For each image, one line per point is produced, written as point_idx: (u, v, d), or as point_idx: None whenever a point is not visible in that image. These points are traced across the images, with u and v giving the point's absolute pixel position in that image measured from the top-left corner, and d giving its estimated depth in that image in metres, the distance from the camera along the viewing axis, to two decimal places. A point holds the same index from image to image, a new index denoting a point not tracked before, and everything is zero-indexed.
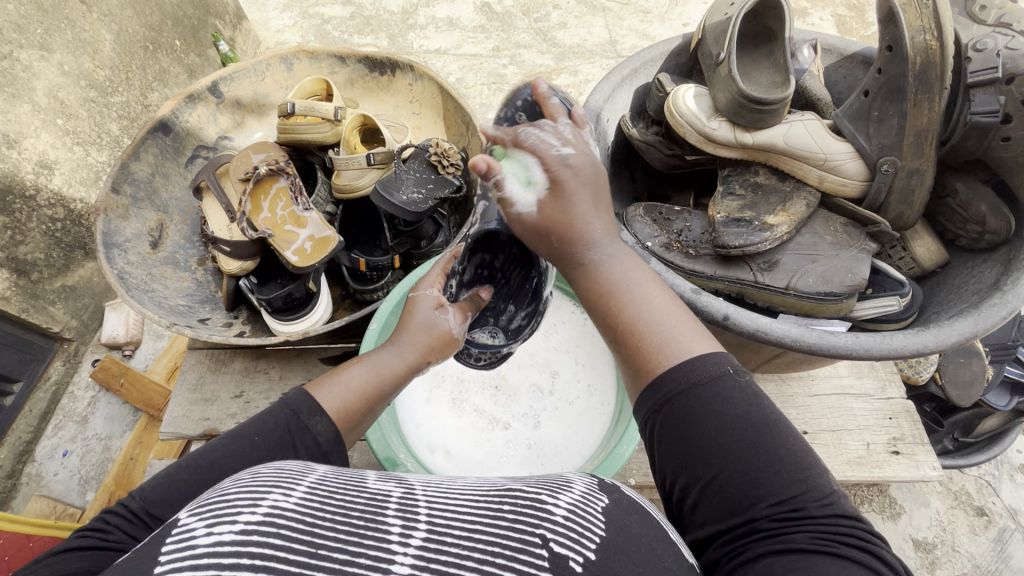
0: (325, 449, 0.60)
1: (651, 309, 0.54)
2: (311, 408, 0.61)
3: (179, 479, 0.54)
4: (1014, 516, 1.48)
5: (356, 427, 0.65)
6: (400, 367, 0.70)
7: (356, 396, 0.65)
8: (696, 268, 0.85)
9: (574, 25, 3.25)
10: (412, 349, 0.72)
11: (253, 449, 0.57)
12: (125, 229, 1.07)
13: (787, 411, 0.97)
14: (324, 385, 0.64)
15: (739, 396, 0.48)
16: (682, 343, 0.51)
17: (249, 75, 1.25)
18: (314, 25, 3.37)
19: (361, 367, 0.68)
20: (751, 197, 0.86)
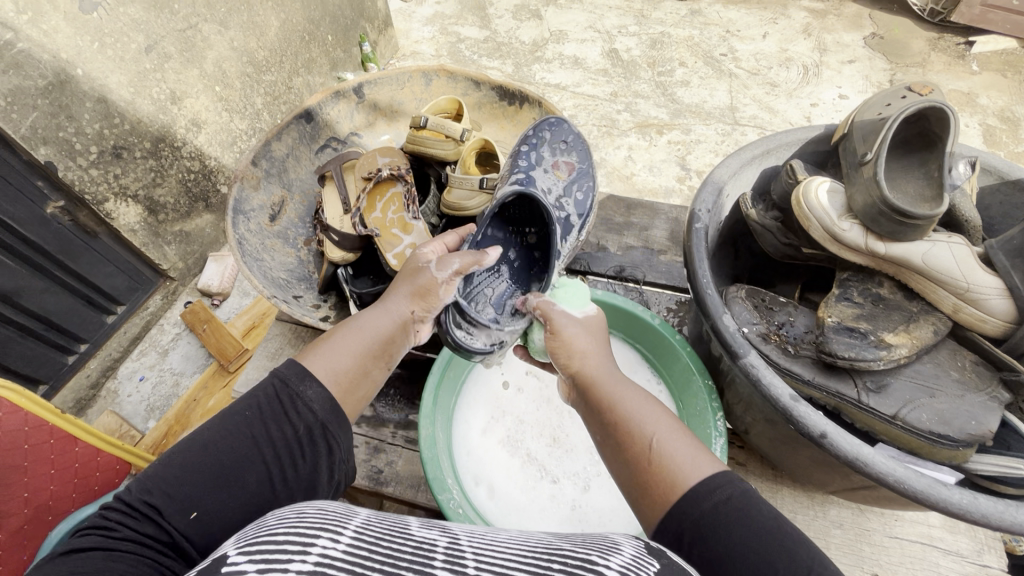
0: (319, 415, 0.65)
1: (664, 430, 0.62)
2: (300, 374, 0.67)
3: (174, 462, 0.58)
4: None
5: (352, 396, 0.70)
6: (390, 326, 0.76)
7: (350, 361, 0.71)
8: (793, 368, 0.80)
9: (697, 85, 3.24)
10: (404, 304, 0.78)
11: (247, 426, 0.62)
12: (253, 199, 1.17)
13: (860, 545, 0.88)
14: (313, 357, 0.69)
15: (737, 505, 0.54)
16: (697, 465, 0.58)
17: (391, 83, 1.35)
18: (450, 41, 3.60)
19: (354, 340, 0.73)
20: (870, 308, 0.81)
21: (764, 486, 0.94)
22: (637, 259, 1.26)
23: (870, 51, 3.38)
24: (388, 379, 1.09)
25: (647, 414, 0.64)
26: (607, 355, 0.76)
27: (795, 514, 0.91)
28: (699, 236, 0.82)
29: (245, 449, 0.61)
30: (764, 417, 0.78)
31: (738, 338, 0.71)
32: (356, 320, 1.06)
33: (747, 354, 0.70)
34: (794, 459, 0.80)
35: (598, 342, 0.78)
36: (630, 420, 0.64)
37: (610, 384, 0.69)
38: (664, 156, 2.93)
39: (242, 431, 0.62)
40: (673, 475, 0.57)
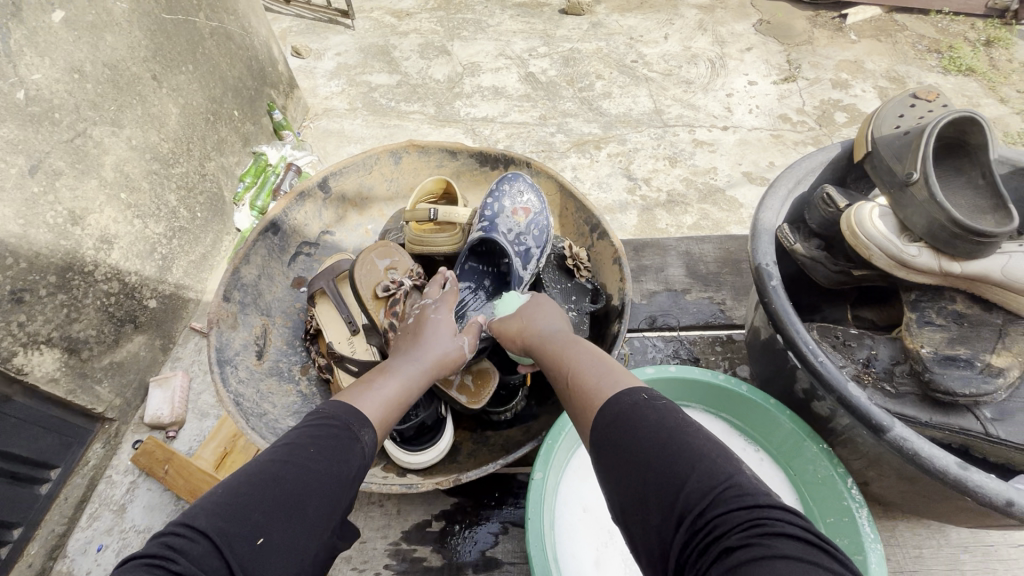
0: (365, 457, 0.62)
1: (588, 366, 0.69)
2: (360, 420, 0.65)
3: (243, 486, 0.52)
4: None
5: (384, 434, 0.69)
6: (421, 380, 0.77)
7: (390, 409, 0.70)
8: (907, 412, 0.75)
9: (619, 95, 3.31)
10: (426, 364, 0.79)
11: (308, 458, 0.57)
12: (234, 339, 0.98)
13: (989, 565, 0.85)
14: (361, 401, 0.68)
15: (658, 416, 0.57)
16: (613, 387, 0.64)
17: (356, 170, 1.20)
18: (362, 92, 3.44)
19: (390, 379, 0.74)
20: (958, 329, 0.78)
21: (878, 526, 0.89)
22: (663, 304, 1.19)
23: (762, 37, 3.63)
24: (447, 514, 0.94)
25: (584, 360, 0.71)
26: (555, 326, 0.82)
27: (921, 549, 0.86)
28: (778, 295, 0.77)
29: (306, 484, 0.55)
30: (894, 475, 0.72)
31: (877, 410, 0.65)
32: (397, 460, 0.89)
33: (892, 427, 0.64)
34: (929, 505, 0.75)
35: (549, 317, 0.84)
36: (574, 370, 0.69)
37: (555, 349, 0.76)
38: (609, 169, 2.94)
39: (304, 464, 0.56)
40: (593, 397, 0.64)
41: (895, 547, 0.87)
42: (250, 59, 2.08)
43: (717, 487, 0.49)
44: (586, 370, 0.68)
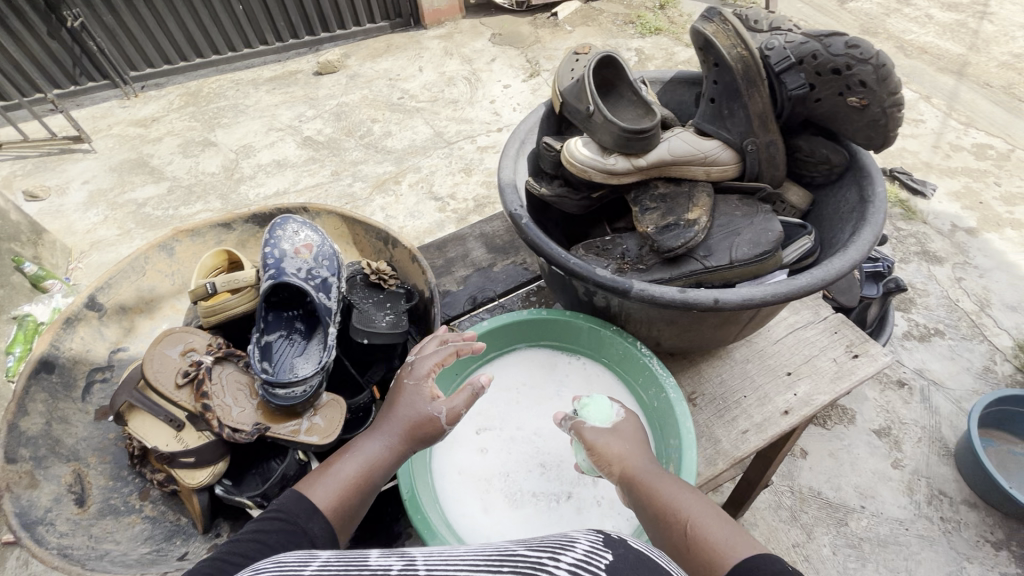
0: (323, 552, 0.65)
1: (705, 518, 0.65)
2: (309, 511, 0.67)
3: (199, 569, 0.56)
4: (920, 373, 2.15)
5: (347, 521, 0.71)
6: (388, 455, 0.76)
7: (346, 490, 0.71)
8: (656, 277, 0.96)
9: (398, 131, 3.49)
10: (394, 433, 0.77)
11: (264, 554, 0.60)
12: (40, 498, 0.87)
13: (767, 363, 1.10)
14: (315, 487, 0.70)
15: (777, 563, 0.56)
16: (733, 547, 0.61)
17: (127, 275, 1.13)
18: (130, 211, 3.14)
19: (348, 459, 0.74)
20: (665, 204, 1.01)
21: (691, 374, 1.10)
22: (478, 282, 1.32)
23: (500, 47, 4.10)
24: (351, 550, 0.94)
25: (689, 504, 0.68)
26: (650, 460, 0.77)
27: (722, 374, 1.09)
28: (531, 229, 0.93)
29: None
30: (664, 323, 0.91)
31: (617, 278, 0.84)
32: None
33: (632, 285, 0.83)
34: (700, 336, 0.96)
35: (634, 448, 0.78)
36: (686, 527, 0.65)
37: (654, 491, 0.71)
38: (415, 198, 3.08)
39: (263, 562, 0.59)
40: (715, 558, 0.60)
41: (706, 383, 1.08)
42: None
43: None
44: (693, 514, 0.66)
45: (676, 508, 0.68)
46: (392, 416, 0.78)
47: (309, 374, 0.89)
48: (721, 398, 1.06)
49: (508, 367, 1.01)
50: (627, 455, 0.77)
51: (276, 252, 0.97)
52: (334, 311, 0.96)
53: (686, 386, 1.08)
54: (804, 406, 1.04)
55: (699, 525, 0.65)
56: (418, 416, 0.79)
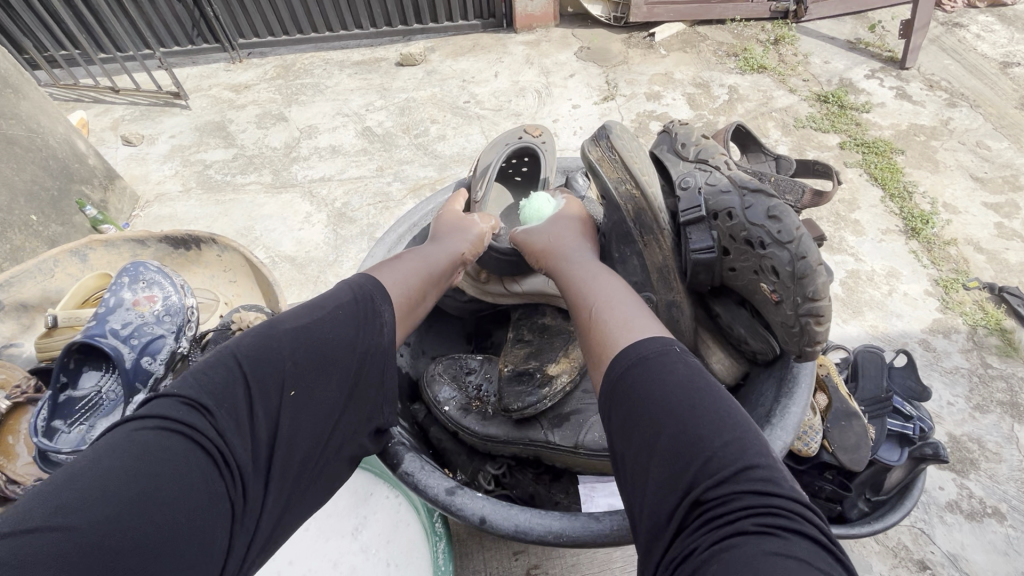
0: (383, 307, 0.85)
1: (620, 308, 0.77)
2: (378, 286, 0.87)
3: (271, 341, 0.73)
4: (955, 562, 1.62)
5: (411, 296, 0.92)
6: (439, 258, 0.99)
7: (409, 276, 0.94)
8: (492, 431, 0.82)
9: (452, 136, 3.43)
10: (450, 244, 1.03)
11: (326, 325, 0.77)
12: None
13: None
14: (383, 271, 0.92)
15: (681, 375, 0.63)
16: (634, 328, 0.72)
17: (32, 276, 1.16)
18: (196, 171, 3.38)
19: (412, 252, 0.98)
20: (537, 343, 0.86)
21: None
22: None
23: (583, 62, 3.81)
24: None
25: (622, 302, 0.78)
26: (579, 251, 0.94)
27: None
28: None
29: (323, 345, 0.75)
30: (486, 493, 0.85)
31: None
32: None
33: (404, 464, 0.87)
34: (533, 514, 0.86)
35: (579, 244, 0.96)
36: (608, 313, 0.76)
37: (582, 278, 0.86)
38: None
39: (322, 327, 0.76)
40: (617, 337, 0.72)
41: None
42: None
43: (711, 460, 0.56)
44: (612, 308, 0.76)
45: (599, 306, 0.79)
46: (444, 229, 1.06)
47: None
48: None
49: (339, 490, 1.15)
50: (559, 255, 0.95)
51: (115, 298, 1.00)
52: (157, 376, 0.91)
53: None
54: None
55: (618, 313, 0.76)
56: (466, 242, 1.04)
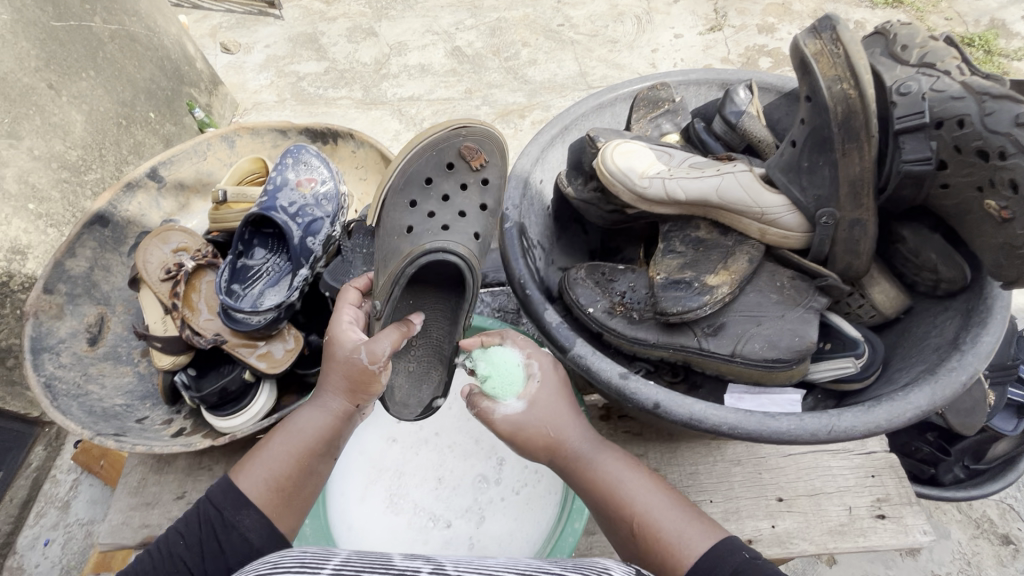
0: (257, 543, 0.62)
1: (654, 505, 0.60)
2: (236, 505, 0.63)
3: (172, 545, 0.61)
4: None
5: (292, 495, 0.67)
6: (326, 419, 0.72)
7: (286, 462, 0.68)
8: (639, 336, 0.80)
9: (544, 61, 3.28)
10: (335, 397, 0.72)
11: (184, 550, 0.60)
12: (59, 329, 1.04)
13: (760, 476, 0.89)
14: (245, 475, 0.66)
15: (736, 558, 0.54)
16: (692, 535, 0.57)
17: (190, 157, 1.25)
18: (290, 83, 3.43)
19: (286, 433, 0.70)
20: (693, 254, 0.82)
21: (663, 449, 0.93)
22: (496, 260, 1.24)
23: None
24: None
25: (634, 491, 0.62)
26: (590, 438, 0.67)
27: (695, 466, 0.91)
28: (511, 234, 0.81)
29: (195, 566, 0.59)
30: None
31: (563, 330, 0.69)
32: (212, 424, 0.96)
33: (573, 345, 0.68)
34: None
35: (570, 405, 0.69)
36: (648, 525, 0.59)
37: (607, 477, 0.64)
38: (532, 137, 2.94)
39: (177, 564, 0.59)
40: (678, 560, 0.55)
41: (674, 467, 0.91)
42: (160, 60, 2.03)
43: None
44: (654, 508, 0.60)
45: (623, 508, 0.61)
46: (324, 384, 0.73)
47: (267, 308, 0.92)
48: (682, 490, 0.89)
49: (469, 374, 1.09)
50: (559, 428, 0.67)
51: (280, 178, 0.96)
52: (313, 255, 0.96)
53: (649, 459, 0.93)
54: (775, 545, 0.84)
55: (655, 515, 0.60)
56: (354, 368, 0.71)
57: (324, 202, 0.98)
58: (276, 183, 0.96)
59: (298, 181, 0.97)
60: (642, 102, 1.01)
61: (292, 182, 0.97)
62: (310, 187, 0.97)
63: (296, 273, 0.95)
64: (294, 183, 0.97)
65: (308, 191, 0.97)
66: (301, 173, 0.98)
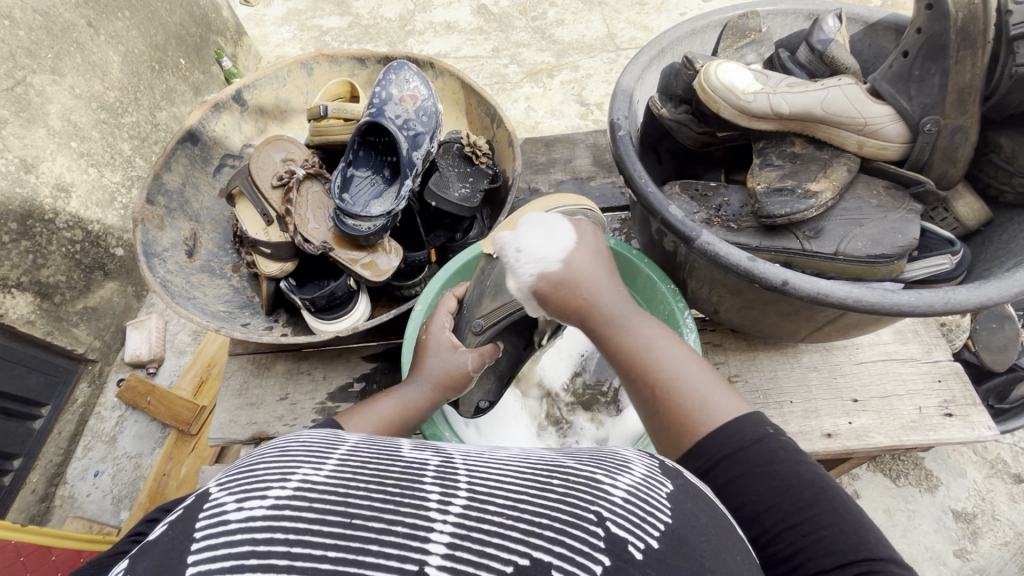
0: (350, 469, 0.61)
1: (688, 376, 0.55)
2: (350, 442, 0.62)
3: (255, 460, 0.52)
4: None
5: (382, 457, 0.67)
6: (423, 401, 0.73)
7: (384, 427, 0.67)
8: (741, 240, 0.85)
9: (571, 21, 2.75)
10: (431, 384, 0.74)
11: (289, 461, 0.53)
12: (162, 239, 1.07)
13: (836, 380, 0.96)
14: (355, 419, 0.66)
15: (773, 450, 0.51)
16: (718, 403, 0.53)
17: (271, 82, 1.26)
18: (314, 36, 2.84)
19: (390, 399, 0.71)
20: (791, 166, 0.85)
21: (743, 356, 1.00)
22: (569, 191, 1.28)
23: None
24: (367, 376, 1.07)
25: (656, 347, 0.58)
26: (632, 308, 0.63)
27: (776, 371, 0.98)
28: (625, 141, 0.86)
29: None
30: (724, 292, 0.84)
31: (687, 223, 0.76)
32: (315, 327, 1.01)
33: (699, 235, 0.75)
34: (763, 319, 0.86)
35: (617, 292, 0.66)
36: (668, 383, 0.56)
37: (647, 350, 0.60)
38: (563, 99, 2.54)
39: None
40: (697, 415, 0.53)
41: (755, 372, 0.98)
42: (191, 6, 2.06)
43: (797, 518, 0.48)
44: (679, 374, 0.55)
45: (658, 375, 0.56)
46: (420, 367, 0.76)
47: (376, 215, 0.96)
48: (763, 392, 0.96)
49: None
50: (591, 284, 0.65)
51: (384, 94, 1.02)
52: (416, 169, 1.00)
53: (730, 365, 1.00)
54: (852, 438, 0.92)
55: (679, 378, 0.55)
56: (453, 369, 0.77)
57: (426, 116, 1.02)
58: (380, 99, 1.02)
59: (401, 97, 1.02)
60: (731, 31, 1.04)
61: (395, 98, 1.02)
62: (412, 102, 1.02)
63: (401, 184, 0.99)
64: (396, 99, 1.02)
65: (410, 106, 1.02)
66: (403, 91, 1.03)
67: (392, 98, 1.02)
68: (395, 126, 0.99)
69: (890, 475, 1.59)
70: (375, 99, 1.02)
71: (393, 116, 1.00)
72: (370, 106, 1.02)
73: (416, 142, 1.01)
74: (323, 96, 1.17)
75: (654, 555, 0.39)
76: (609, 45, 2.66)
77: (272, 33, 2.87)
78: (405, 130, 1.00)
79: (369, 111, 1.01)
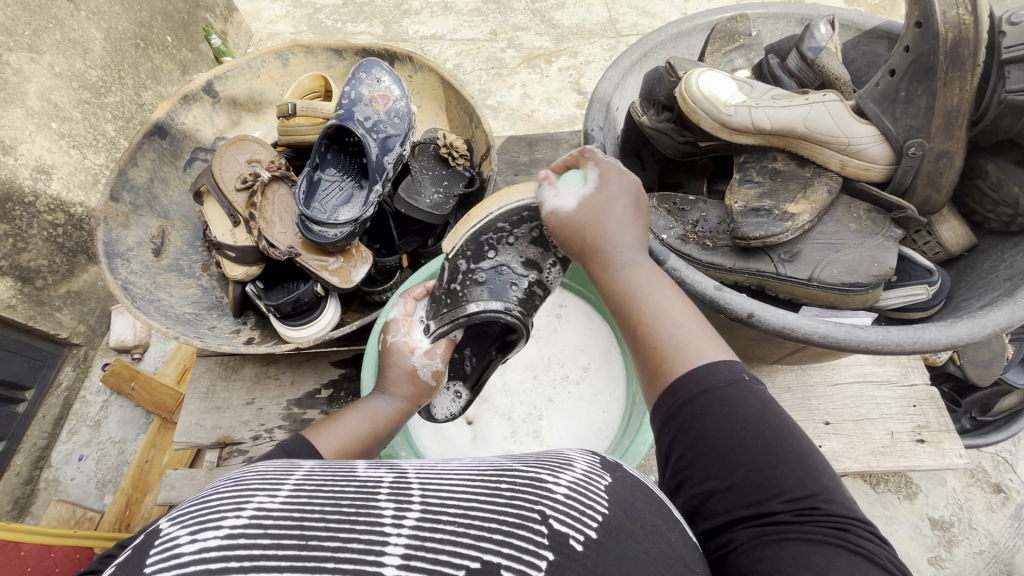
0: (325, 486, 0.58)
1: (667, 315, 0.55)
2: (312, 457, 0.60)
3: None
4: None
5: None
6: (393, 412, 0.73)
7: (353, 442, 0.66)
8: (714, 261, 0.81)
9: (572, 4, 2.65)
10: (399, 395, 0.74)
11: None
12: (126, 237, 1.05)
13: (808, 401, 0.95)
14: (319, 436, 0.64)
15: (753, 402, 0.47)
16: (693, 348, 0.51)
17: (243, 73, 1.21)
18: (307, 14, 2.73)
19: (358, 413, 0.70)
20: (770, 184, 0.81)
21: None
22: None
23: None
24: (335, 383, 1.05)
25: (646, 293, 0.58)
26: (635, 242, 0.62)
27: None
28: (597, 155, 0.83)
29: None
30: None
31: (655, 246, 0.73)
32: (282, 332, 0.98)
33: (667, 259, 0.72)
34: (733, 342, 0.84)
35: (630, 208, 0.64)
36: (651, 322, 0.55)
37: (635, 284, 0.59)
38: (561, 87, 2.46)
39: None
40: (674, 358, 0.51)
41: None
42: None
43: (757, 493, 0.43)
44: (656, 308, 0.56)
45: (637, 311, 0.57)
46: (385, 379, 0.75)
47: (343, 221, 0.93)
48: None
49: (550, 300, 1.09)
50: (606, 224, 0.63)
51: (354, 94, 0.98)
52: (388, 173, 0.97)
53: None
54: None
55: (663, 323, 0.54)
56: (415, 375, 0.75)
57: (399, 117, 0.99)
58: (347, 101, 0.98)
59: (371, 98, 0.99)
60: (718, 35, 0.99)
61: (364, 98, 0.99)
62: (383, 102, 0.99)
63: (371, 189, 0.96)
64: (366, 99, 0.99)
65: (380, 107, 0.99)
66: (374, 90, 1.00)
67: (361, 98, 0.99)
68: (364, 128, 0.96)
69: (870, 483, 1.58)
70: (342, 99, 0.98)
71: (363, 117, 0.97)
72: (337, 108, 0.99)
73: (388, 145, 0.97)
74: (295, 90, 1.13)
75: (594, 546, 0.37)
76: (610, 30, 2.57)
77: (264, 9, 2.76)
78: (376, 132, 0.97)
79: (337, 111, 0.98)
